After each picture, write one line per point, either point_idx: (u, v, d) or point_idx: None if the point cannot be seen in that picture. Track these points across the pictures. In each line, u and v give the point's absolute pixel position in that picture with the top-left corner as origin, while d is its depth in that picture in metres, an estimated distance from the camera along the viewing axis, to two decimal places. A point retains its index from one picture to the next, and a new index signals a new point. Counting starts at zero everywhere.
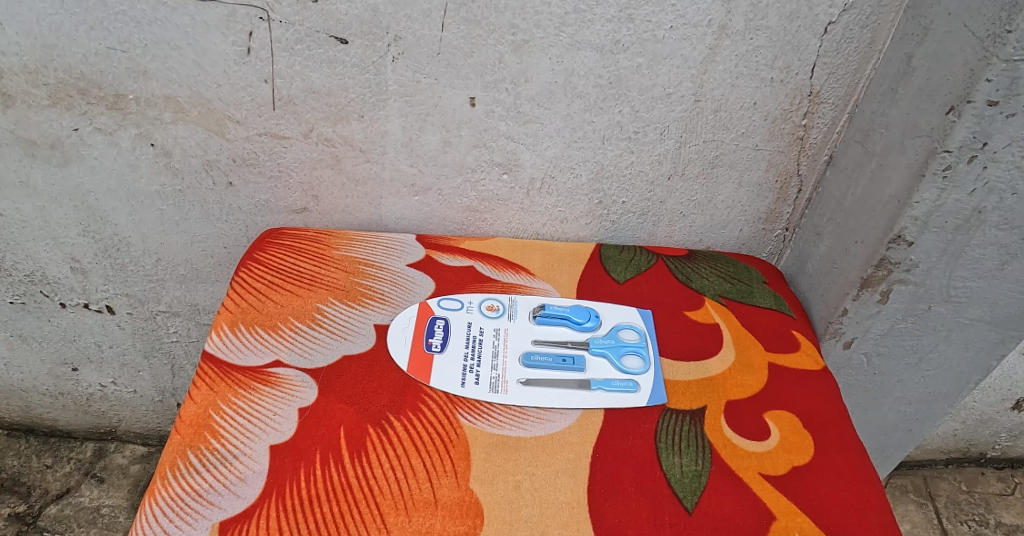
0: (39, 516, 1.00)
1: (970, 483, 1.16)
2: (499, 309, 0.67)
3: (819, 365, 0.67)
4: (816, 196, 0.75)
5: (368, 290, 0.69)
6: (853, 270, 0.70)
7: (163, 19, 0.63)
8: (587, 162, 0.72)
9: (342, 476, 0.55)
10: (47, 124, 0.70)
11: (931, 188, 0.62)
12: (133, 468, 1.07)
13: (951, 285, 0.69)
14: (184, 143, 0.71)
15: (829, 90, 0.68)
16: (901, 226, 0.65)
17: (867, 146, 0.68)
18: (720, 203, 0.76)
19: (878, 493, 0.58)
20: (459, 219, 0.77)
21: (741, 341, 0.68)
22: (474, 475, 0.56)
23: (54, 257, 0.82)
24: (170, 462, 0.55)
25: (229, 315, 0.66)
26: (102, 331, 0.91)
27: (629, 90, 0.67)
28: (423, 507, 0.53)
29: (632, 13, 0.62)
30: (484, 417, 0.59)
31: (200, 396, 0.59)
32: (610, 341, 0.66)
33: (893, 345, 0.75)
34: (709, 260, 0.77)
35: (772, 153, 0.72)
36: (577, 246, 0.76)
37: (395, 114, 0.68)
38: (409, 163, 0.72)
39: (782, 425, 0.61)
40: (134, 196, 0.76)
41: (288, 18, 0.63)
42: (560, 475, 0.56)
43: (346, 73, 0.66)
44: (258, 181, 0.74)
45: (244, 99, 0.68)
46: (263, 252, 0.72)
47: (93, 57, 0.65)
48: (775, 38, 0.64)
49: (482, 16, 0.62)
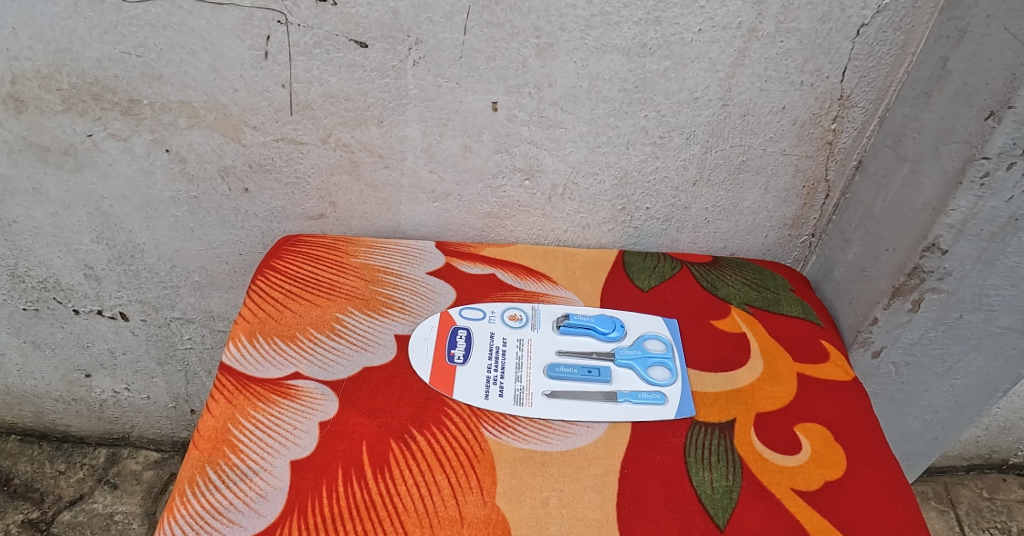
0: (53, 523, 0.99)
1: (991, 489, 1.14)
2: (522, 318, 0.66)
3: (849, 376, 0.65)
4: (844, 202, 0.73)
5: (387, 299, 0.67)
6: (884, 278, 0.68)
7: (178, 23, 0.62)
8: (611, 168, 0.70)
9: (366, 492, 0.53)
10: (60, 130, 0.69)
11: (968, 196, 0.60)
12: (146, 474, 1.06)
13: (984, 293, 0.67)
14: (199, 149, 0.70)
15: (860, 94, 0.66)
16: (935, 234, 0.63)
17: (898, 151, 0.66)
18: (745, 209, 0.74)
19: (914, 508, 0.56)
20: (479, 225, 0.75)
21: (769, 350, 0.67)
22: (500, 492, 0.54)
23: (67, 264, 0.81)
24: (189, 478, 0.54)
25: (247, 325, 0.64)
26: (116, 337, 0.90)
27: (655, 94, 0.65)
28: (449, 525, 0.52)
29: (660, 16, 0.61)
30: (509, 431, 0.58)
31: (219, 409, 0.58)
32: (636, 352, 0.64)
33: (922, 354, 0.74)
34: (734, 267, 0.75)
35: (800, 158, 0.70)
36: (599, 253, 0.75)
37: (414, 119, 0.67)
38: (428, 169, 0.70)
39: (813, 438, 0.60)
40: (148, 202, 0.74)
41: (306, 21, 0.61)
42: (588, 492, 0.55)
43: (365, 77, 0.64)
44: (274, 188, 0.73)
45: (261, 103, 0.66)
46: (281, 260, 0.70)
47: (107, 62, 0.64)
48: (806, 41, 0.63)
49: (506, 19, 0.61)
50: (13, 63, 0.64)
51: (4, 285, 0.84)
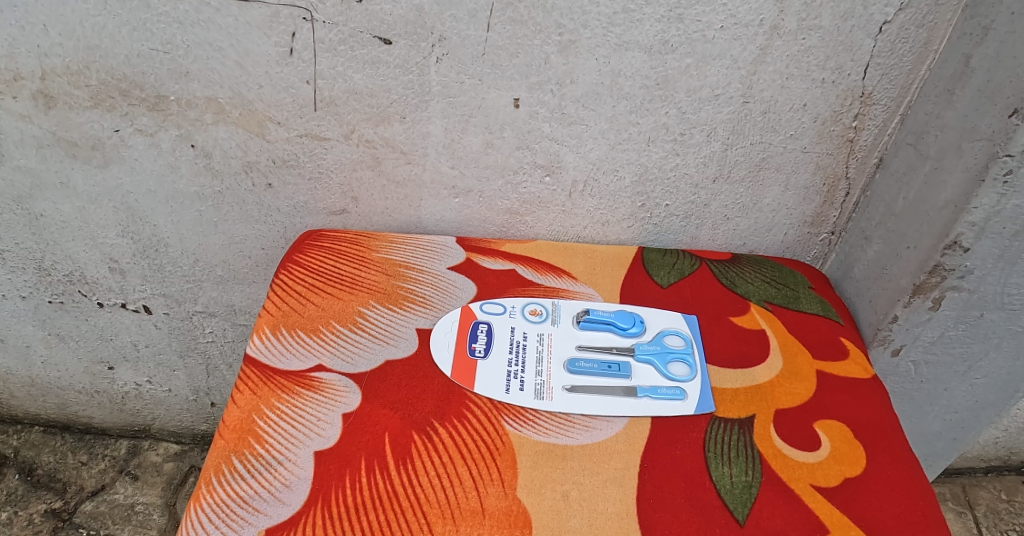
0: (75, 513, 1.00)
1: (1010, 492, 1.14)
2: (542, 313, 0.66)
3: (869, 373, 0.65)
4: (865, 200, 0.73)
5: (409, 294, 0.68)
6: (904, 276, 0.68)
7: (206, 20, 0.62)
8: (631, 165, 0.70)
9: (389, 483, 0.54)
10: (89, 125, 0.70)
11: (990, 193, 0.60)
12: (167, 465, 1.07)
13: (1006, 292, 0.67)
14: (224, 144, 0.71)
15: (881, 91, 0.66)
16: (958, 231, 0.63)
17: (920, 149, 0.66)
18: (765, 206, 0.74)
19: (935, 506, 0.56)
20: (499, 221, 0.76)
21: (789, 348, 0.67)
22: (521, 484, 0.55)
23: (92, 258, 0.82)
24: (215, 467, 0.55)
25: (271, 318, 0.65)
26: (139, 330, 0.91)
27: (677, 92, 0.65)
28: (471, 517, 0.53)
29: (682, 13, 0.61)
30: (529, 425, 0.58)
31: (244, 400, 0.59)
32: (655, 348, 0.64)
33: (942, 353, 0.74)
34: (754, 264, 0.75)
35: (820, 155, 0.70)
36: (619, 250, 0.75)
37: (437, 115, 0.67)
38: (450, 165, 0.71)
39: (833, 435, 0.60)
40: (173, 197, 0.75)
41: (331, 18, 0.62)
42: (608, 485, 0.55)
43: (389, 74, 0.65)
44: (297, 183, 0.73)
45: (286, 100, 0.67)
46: (303, 254, 0.71)
47: (136, 58, 0.65)
48: (827, 38, 0.63)
49: (529, 16, 0.61)
50: (44, 59, 0.65)
51: (31, 278, 0.85)
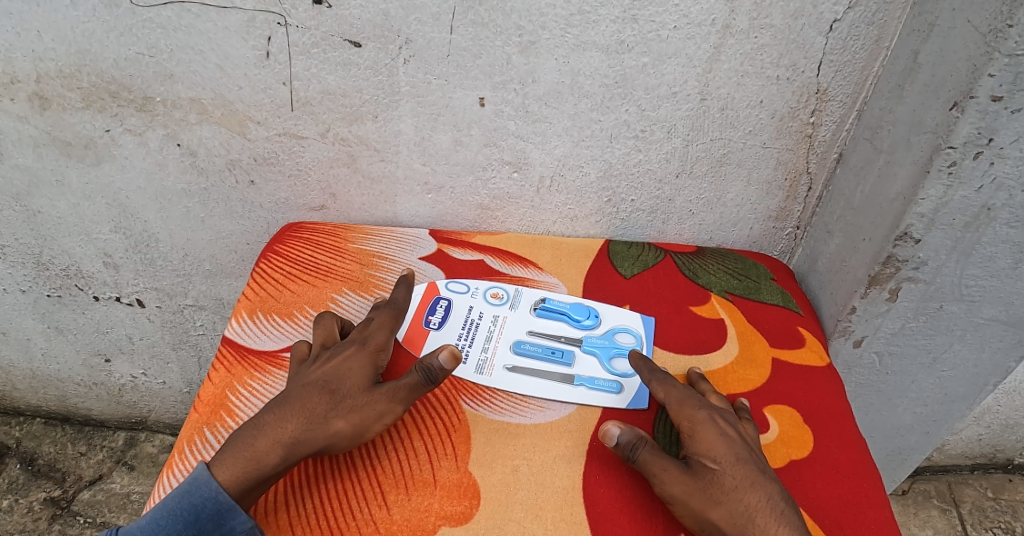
0: (73, 501, 1.05)
1: (996, 489, 1.14)
2: (503, 297, 0.69)
3: (824, 361, 0.67)
4: (826, 195, 0.75)
5: (381, 281, 0.71)
6: (861, 268, 0.70)
7: (187, 25, 0.66)
8: (595, 160, 0.73)
9: (348, 456, 0.57)
10: (81, 125, 0.74)
11: (936, 185, 0.62)
12: (162, 456, 1.11)
13: (963, 283, 0.68)
14: (208, 143, 0.74)
15: (836, 87, 0.68)
16: (907, 223, 0.65)
17: (875, 144, 0.68)
18: (729, 201, 0.77)
19: (878, 489, 0.58)
20: (472, 217, 0.79)
21: (745, 336, 0.68)
22: (473, 459, 0.58)
23: (87, 253, 0.86)
24: (188, 438, 0.59)
25: (249, 303, 0.69)
26: (133, 324, 0.95)
27: (636, 90, 0.68)
28: (423, 487, 0.56)
29: (636, 14, 0.63)
30: (485, 404, 0.61)
31: (219, 377, 0.63)
32: (604, 342, 0.66)
33: (905, 345, 0.75)
34: (718, 256, 0.77)
35: (780, 151, 0.73)
36: (586, 242, 0.77)
37: (407, 114, 0.71)
38: (422, 162, 0.74)
39: (782, 419, 0.62)
40: (161, 194, 0.79)
41: (304, 22, 0.65)
42: (557, 461, 0.58)
43: (359, 75, 0.68)
44: (278, 180, 0.77)
45: (264, 100, 0.70)
46: (283, 244, 0.74)
47: (123, 62, 0.69)
48: (780, 36, 0.65)
49: (490, 18, 0.64)
50: (38, 63, 0.69)
51: (30, 273, 0.89)
